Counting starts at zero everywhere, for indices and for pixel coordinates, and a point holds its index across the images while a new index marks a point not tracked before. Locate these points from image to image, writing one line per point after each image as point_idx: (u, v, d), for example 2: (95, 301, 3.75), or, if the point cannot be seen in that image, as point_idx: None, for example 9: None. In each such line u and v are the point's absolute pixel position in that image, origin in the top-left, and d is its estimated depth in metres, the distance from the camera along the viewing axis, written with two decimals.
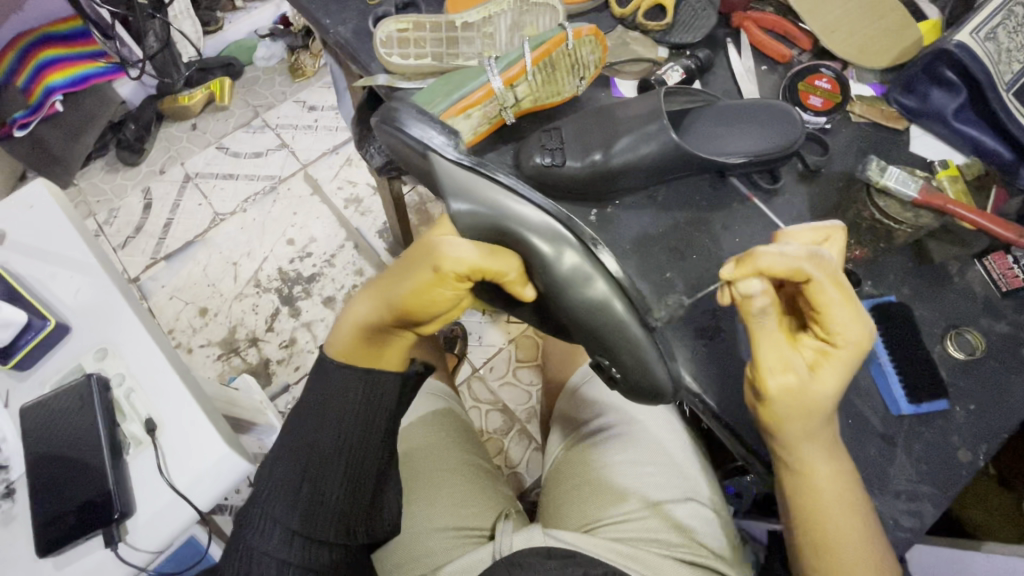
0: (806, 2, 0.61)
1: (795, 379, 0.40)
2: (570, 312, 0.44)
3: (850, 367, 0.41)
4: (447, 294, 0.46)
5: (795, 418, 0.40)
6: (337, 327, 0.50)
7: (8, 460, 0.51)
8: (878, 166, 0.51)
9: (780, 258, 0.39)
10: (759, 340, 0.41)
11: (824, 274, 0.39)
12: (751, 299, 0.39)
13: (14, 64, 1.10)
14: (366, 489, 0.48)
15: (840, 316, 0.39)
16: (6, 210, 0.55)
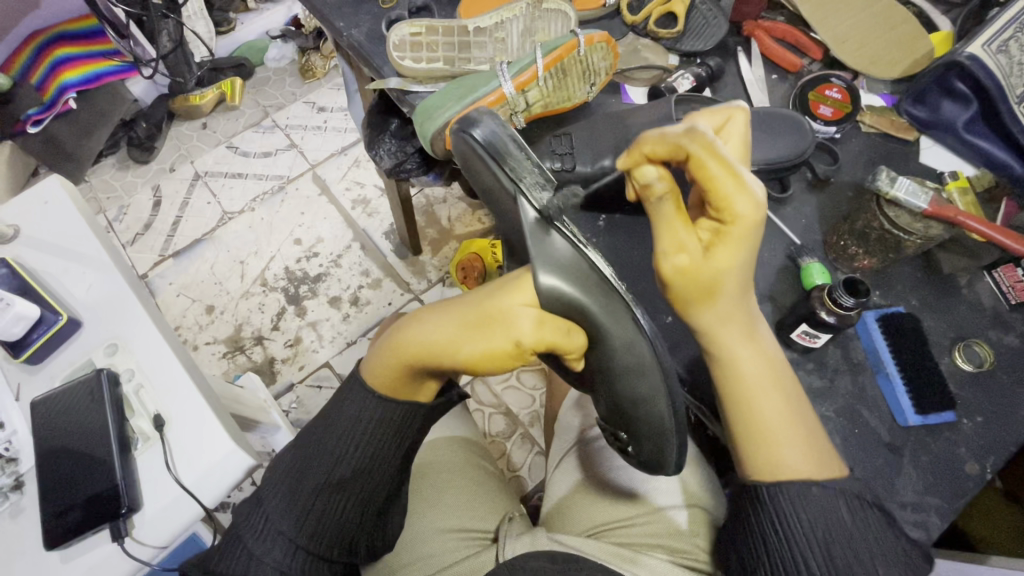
0: (817, 12, 0.62)
1: (687, 259, 0.38)
2: (608, 390, 0.42)
3: (747, 241, 0.38)
4: (512, 364, 0.42)
5: (698, 301, 0.40)
6: (385, 362, 0.44)
7: (18, 453, 0.52)
8: (888, 175, 0.47)
9: (661, 137, 0.35)
10: (656, 228, 0.38)
11: (704, 146, 0.34)
12: (650, 188, 0.36)
13: (29, 62, 1.17)
14: (375, 509, 0.48)
15: (726, 190, 0.35)
16: (22, 205, 0.56)
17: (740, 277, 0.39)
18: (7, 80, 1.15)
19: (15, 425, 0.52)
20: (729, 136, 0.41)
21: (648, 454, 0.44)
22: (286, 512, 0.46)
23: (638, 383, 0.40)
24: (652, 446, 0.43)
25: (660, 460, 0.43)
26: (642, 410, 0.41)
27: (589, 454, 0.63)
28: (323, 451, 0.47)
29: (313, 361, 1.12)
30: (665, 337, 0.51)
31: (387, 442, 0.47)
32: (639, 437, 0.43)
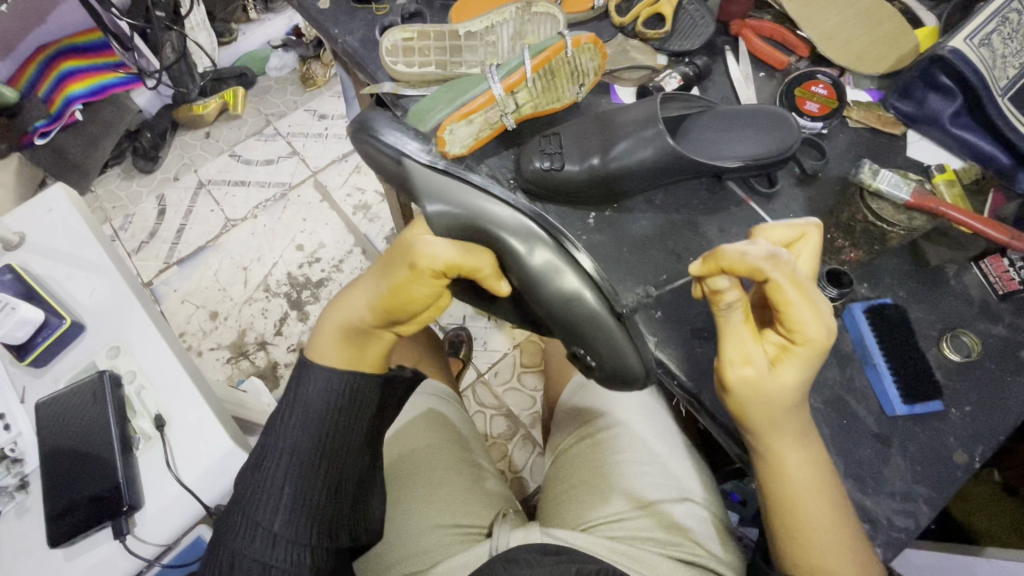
0: (802, 11, 0.62)
1: (753, 373, 0.40)
2: (540, 301, 0.45)
3: (811, 365, 0.40)
4: (429, 290, 0.48)
5: (755, 408, 0.41)
6: (326, 330, 0.51)
7: (23, 454, 0.53)
8: (870, 169, 0.53)
9: (740, 255, 0.38)
10: (725, 333, 0.41)
11: (783, 276, 0.38)
12: (720, 294, 0.39)
13: (34, 77, 1.19)
14: (348, 489, 0.48)
15: (802, 317, 0.39)
16: (27, 212, 0.57)
17: (801, 396, 0.41)
18: (15, 93, 1.16)
19: (20, 427, 0.54)
20: (800, 253, 0.43)
21: (610, 365, 0.46)
22: (268, 506, 0.45)
23: (559, 282, 0.44)
24: (609, 351, 0.45)
25: (626, 368, 0.45)
26: (579, 311, 0.44)
27: (589, 446, 0.63)
28: (288, 440, 0.47)
29: None
30: (655, 332, 0.52)
31: (347, 416, 0.48)
32: (597, 351, 0.46)
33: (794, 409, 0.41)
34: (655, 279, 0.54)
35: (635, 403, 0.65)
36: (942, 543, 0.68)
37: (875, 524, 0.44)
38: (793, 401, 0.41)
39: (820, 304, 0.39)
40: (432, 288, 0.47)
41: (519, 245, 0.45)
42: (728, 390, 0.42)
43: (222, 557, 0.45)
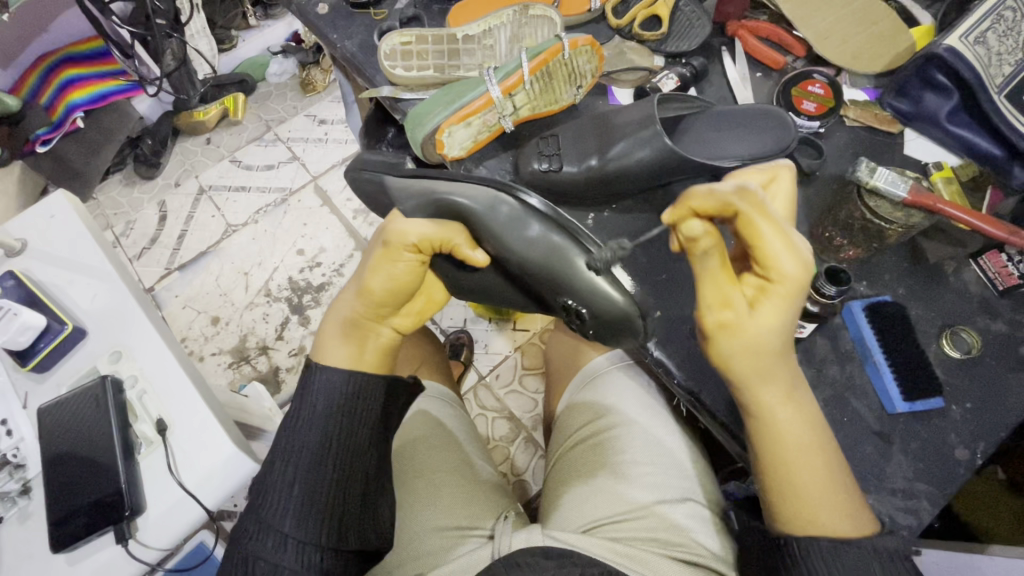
0: (799, 10, 0.63)
1: (732, 318, 0.39)
2: (518, 262, 0.49)
3: (793, 300, 0.38)
4: (410, 270, 0.49)
5: (741, 358, 0.40)
6: (320, 339, 0.51)
7: (25, 459, 0.53)
8: (867, 167, 0.50)
9: (710, 193, 0.36)
10: (702, 281, 0.39)
11: (751, 205, 0.36)
12: (695, 242, 0.37)
13: (37, 84, 1.19)
14: (356, 488, 0.48)
15: (774, 249, 0.36)
16: (29, 219, 0.58)
17: (786, 335, 0.40)
18: (16, 102, 1.16)
19: (22, 433, 0.54)
20: (774, 195, 0.42)
21: (600, 314, 0.48)
22: (280, 508, 0.46)
23: (525, 232, 0.48)
24: (593, 288, 0.47)
25: (613, 305, 0.47)
26: (553, 262, 0.48)
27: (590, 447, 0.63)
28: (298, 444, 0.47)
29: None
30: (655, 331, 0.52)
31: (352, 416, 0.48)
32: (580, 292, 0.48)
33: (780, 350, 0.40)
34: (654, 279, 0.54)
35: (639, 400, 0.64)
36: (945, 541, 0.68)
37: (877, 521, 0.44)
38: (778, 341, 0.39)
39: (791, 235, 0.37)
40: (415, 270, 0.50)
41: (484, 210, 0.49)
42: (711, 341, 0.40)
43: (239, 560, 0.46)
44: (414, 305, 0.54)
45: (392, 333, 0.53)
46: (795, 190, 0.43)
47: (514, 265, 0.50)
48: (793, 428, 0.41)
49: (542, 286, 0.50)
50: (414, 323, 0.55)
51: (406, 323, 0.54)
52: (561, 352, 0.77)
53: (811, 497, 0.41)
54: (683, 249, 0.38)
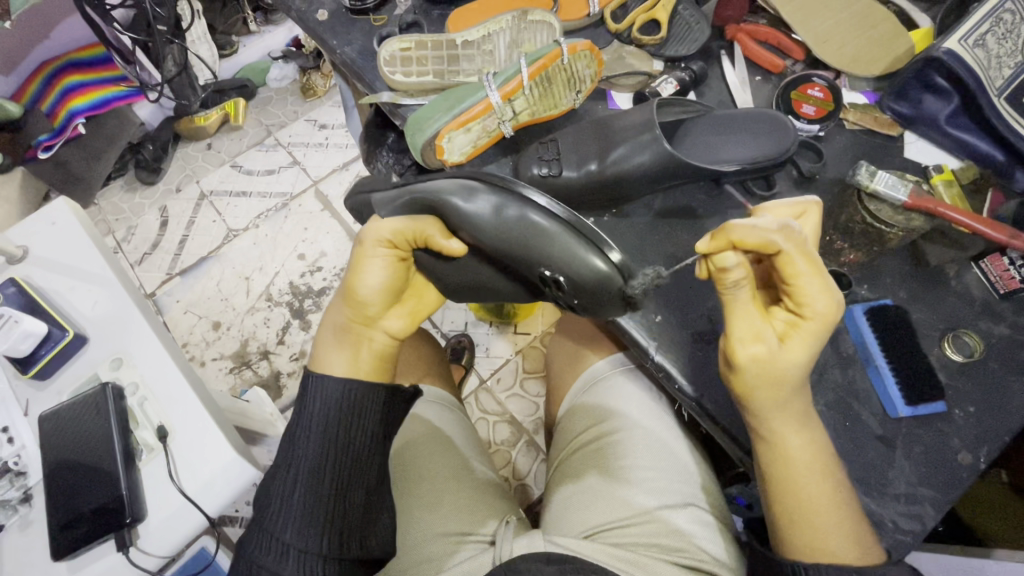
0: (797, 14, 0.63)
1: (764, 350, 0.39)
2: (491, 246, 0.46)
3: (821, 336, 0.40)
4: (386, 268, 0.50)
5: (763, 386, 0.40)
6: (318, 345, 0.52)
7: (26, 467, 0.53)
8: (867, 170, 0.52)
9: (751, 229, 0.37)
10: (733, 312, 0.40)
11: (792, 246, 0.38)
12: (727, 272, 0.37)
13: (39, 91, 1.20)
14: (356, 497, 0.48)
15: (810, 288, 0.38)
16: (31, 227, 0.58)
17: (808, 371, 0.41)
18: (18, 108, 1.17)
19: (23, 440, 0.54)
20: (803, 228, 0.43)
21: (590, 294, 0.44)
22: (280, 516, 0.46)
23: (495, 209, 0.45)
24: (567, 256, 0.43)
25: (589, 273, 0.43)
26: (526, 237, 0.44)
27: (591, 451, 0.63)
28: (300, 454, 0.47)
29: None
30: (656, 336, 0.52)
31: (349, 424, 0.48)
32: (552, 262, 0.44)
33: (801, 383, 0.41)
34: (654, 283, 0.54)
35: (639, 404, 0.64)
36: (948, 545, 0.67)
37: (880, 526, 0.44)
38: (799, 375, 0.40)
39: (826, 275, 0.39)
40: (393, 267, 0.50)
41: (450, 196, 0.47)
42: (737, 369, 0.41)
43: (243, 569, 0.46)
44: (405, 307, 0.54)
45: (388, 338, 0.53)
46: (821, 227, 0.44)
47: (490, 250, 0.46)
48: (792, 431, 0.42)
49: (520, 266, 0.46)
50: (411, 327, 0.54)
51: (401, 327, 0.53)
52: (561, 354, 0.77)
53: (812, 498, 0.41)
54: (716, 281, 0.39)
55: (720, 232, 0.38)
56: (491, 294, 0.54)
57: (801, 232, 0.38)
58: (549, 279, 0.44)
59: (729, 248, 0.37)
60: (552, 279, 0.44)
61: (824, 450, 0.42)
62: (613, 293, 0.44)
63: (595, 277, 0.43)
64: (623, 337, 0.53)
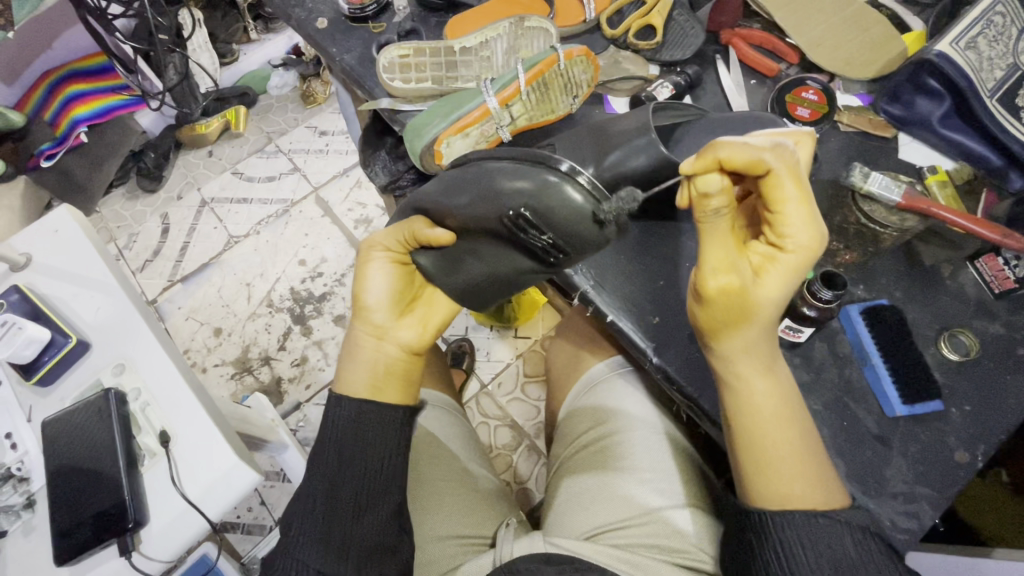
0: (791, 19, 0.63)
1: (736, 281, 0.40)
2: (473, 219, 0.46)
3: (799, 270, 0.40)
4: (386, 272, 0.52)
5: (731, 323, 0.42)
6: (339, 362, 0.53)
7: (29, 473, 0.53)
8: (861, 171, 0.52)
9: (742, 149, 0.35)
10: (709, 240, 0.39)
11: (784, 166, 0.37)
12: (709, 199, 0.36)
13: (43, 99, 1.23)
14: (373, 516, 0.49)
15: (792, 216, 0.38)
16: (34, 235, 0.58)
17: (780, 304, 0.42)
18: (21, 118, 1.20)
19: (26, 446, 0.54)
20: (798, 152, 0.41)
21: (570, 233, 0.42)
22: (303, 539, 0.49)
23: (463, 183, 0.46)
24: (537, 191, 0.42)
25: (556, 203, 0.41)
26: (489, 189, 0.44)
27: (592, 452, 0.63)
28: (322, 479, 0.49)
29: (319, 379, 1.13)
30: (654, 337, 0.52)
31: (364, 444, 0.49)
32: (515, 195, 0.42)
33: (769, 319, 0.42)
34: (650, 285, 0.54)
35: (641, 407, 0.64)
36: (949, 546, 0.68)
37: (879, 525, 0.44)
38: (772, 307, 0.41)
39: (811, 206, 0.39)
40: (396, 269, 0.52)
41: (429, 187, 0.50)
42: (707, 301, 0.41)
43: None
44: (416, 316, 0.54)
45: (401, 352, 0.53)
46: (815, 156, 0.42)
47: (468, 220, 0.46)
48: (767, 430, 0.43)
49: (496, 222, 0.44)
50: (425, 337, 0.53)
51: (413, 337, 0.53)
52: (562, 356, 0.77)
53: (793, 496, 0.42)
54: (696, 207, 0.37)
55: (708, 151, 0.35)
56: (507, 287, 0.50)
57: (792, 154, 0.37)
58: (518, 220, 0.43)
59: (715, 174, 0.35)
60: (530, 228, 0.43)
61: (810, 450, 0.43)
62: (588, 215, 0.41)
63: (558, 201, 0.41)
64: (621, 338, 0.53)
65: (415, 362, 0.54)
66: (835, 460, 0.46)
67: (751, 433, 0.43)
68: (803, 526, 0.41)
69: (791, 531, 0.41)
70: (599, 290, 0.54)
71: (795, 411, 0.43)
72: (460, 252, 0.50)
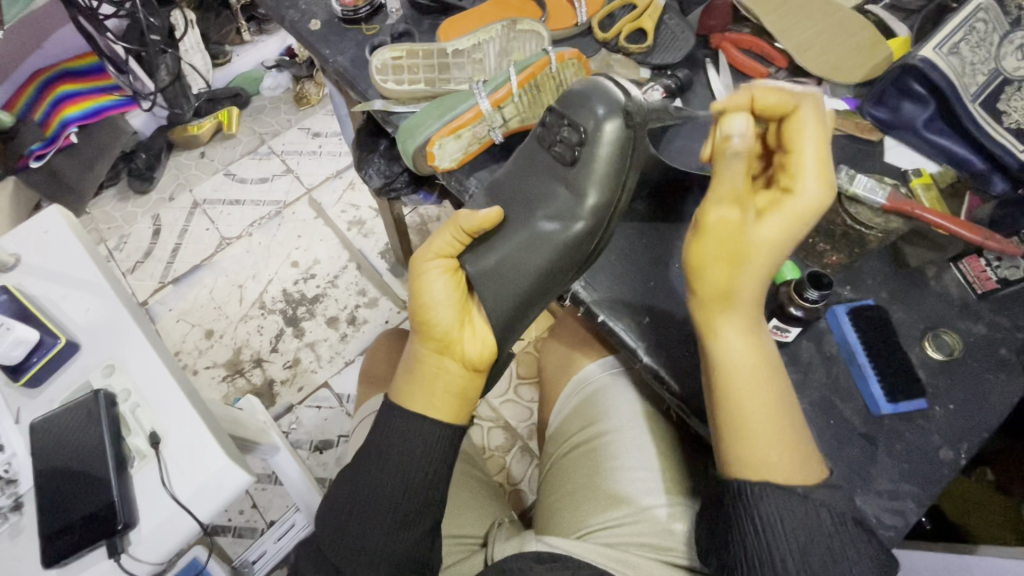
0: (778, 23, 0.64)
1: (737, 215, 0.42)
2: (528, 172, 0.53)
3: (800, 219, 0.41)
4: (443, 283, 0.51)
5: (724, 255, 0.43)
6: (396, 381, 0.53)
7: (17, 475, 0.53)
8: (847, 174, 0.51)
9: (772, 91, 0.42)
10: (721, 178, 0.41)
11: (812, 108, 0.41)
12: (729, 139, 0.39)
13: (33, 98, 1.21)
14: (415, 526, 0.50)
15: (806, 157, 0.41)
16: (24, 234, 0.58)
17: (779, 252, 0.42)
18: (11, 118, 1.18)
19: (14, 448, 0.54)
20: (801, 115, 0.41)
21: (610, 140, 0.50)
22: (342, 543, 0.50)
23: (515, 161, 0.54)
24: (581, 111, 0.51)
25: (594, 122, 0.50)
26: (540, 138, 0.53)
27: (585, 453, 0.64)
28: (358, 486, 0.51)
29: (312, 381, 1.13)
30: (645, 337, 0.53)
31: (401, 455, 0.50)
32: (563, 120, 0.52)
33: (761, 266, 0.42)
34: (642, 286, 0.54)
35: (630, 412, 0.63)
36: (934, 545, 0.69)
37: (866, 522, 0.45)
38: (771, 252, 0.42)
39: (827, 166, 0.41)
40: (453, 279, 0.51)
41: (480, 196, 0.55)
42: (703, 229, 0.43)
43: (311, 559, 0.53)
44: (479, 331, 0.52)
45: (460, 368, 0.51)
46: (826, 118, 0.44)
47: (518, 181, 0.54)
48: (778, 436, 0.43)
49: (544, 143, 0.53)
50: (485, 354, 0.52)
51: (477, 353, 0.51)
52: (554, 359, 0.76)
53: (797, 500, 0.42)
54: (716, 147, 0.40)
55: (743, 92, 0.43)
56: (561, 279, 0.53)
57: (819, 107, 0.42)
58: (555, 117, 0.52)
59: (746, 117, 0.39)
60: (571, 130, 0.51)
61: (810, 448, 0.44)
62: (631, 135, 0.50)
63: (599, 126, 0.50)
64: (612, 338, 0.54)
65: (475, 378, 0.52)
66: (821, 457, 0.47)
67: (738, 422, 0.44)
68: (779, 528, 0.42)
69: (768, 533, 0.42)
70: (591, 291, 0.54)
71: (782, 380, 0.44)
72: (508, 255, 0.52)
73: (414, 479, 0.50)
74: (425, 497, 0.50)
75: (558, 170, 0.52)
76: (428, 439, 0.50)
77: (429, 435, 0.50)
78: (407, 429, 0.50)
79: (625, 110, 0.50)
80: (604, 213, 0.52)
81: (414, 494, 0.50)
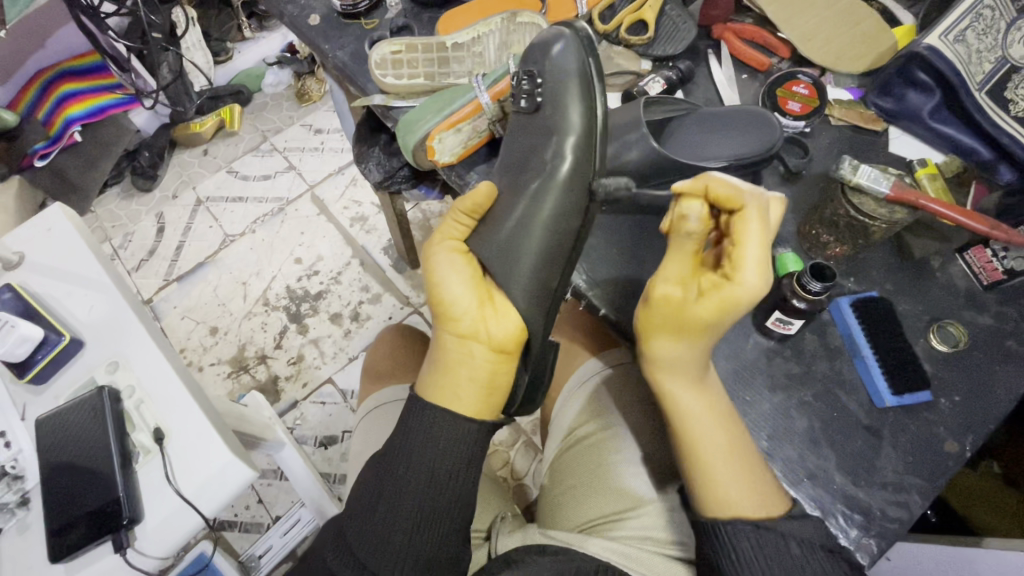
0: (782, 13, 0.64)
1: (677, 294, 0.44)
2: (513, 136, 0.56)
3: (736, 307, 0.41)
4: (456, 266, 0.52)
5: (669, 345, 0.45)
6: (421, 376, 0.54)
7: (24, 471, 0.53)
8: (850, 164, 0.49)
9: (726, 182, 0.41)
10: (671, 251, 0.45)
11: (755, 212, 0.40)
12: (686, 221, 0.42)
13: (36, 99, 1.20)
14: (432, 523, 0.50)
15: (747, 251, 0.40)
16: (29, 232, 0.58)
17: (710, 338, 0.44)
18: (15, 118, 1.16)
19: (21, 444, 0.54)
20: (745, 220, 0.40)
21: (563, 74, 0.53)
22: (363, 539, 0.50)
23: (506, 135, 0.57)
24: (541, 58, 0.54)
25: (550, 62, 0.53)
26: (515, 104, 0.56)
27: (587, 447, 0.63)
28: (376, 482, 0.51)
29: (317, 377, 1.14)
30: None
31: (413, 451, 0.50)
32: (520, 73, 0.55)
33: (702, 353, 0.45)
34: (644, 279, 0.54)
35: (635, 409, 0.63)
36: (941, 537, 0.69)
37: (868, 514, 0.44)
38: (707, 333, 0.44)
39: (767, 255, 0.40)
40: (465, 261, 0.52)
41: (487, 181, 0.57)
42: (649, 304, 0.46)
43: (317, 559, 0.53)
44: (499, 309, 0.52)
45: (486, 349, 0.51)
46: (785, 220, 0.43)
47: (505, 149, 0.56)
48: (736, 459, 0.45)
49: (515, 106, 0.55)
50: (509, 331, 0.51)
51: (502, 334, 0.51)
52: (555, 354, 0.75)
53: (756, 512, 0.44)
54: (674, 224, 0.43)
55: (701, 179, 0.42)
56: (570, 233, 0.52)
57: (768, 205, 0.41)
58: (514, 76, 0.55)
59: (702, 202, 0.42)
60: (531, 79, 0.54)
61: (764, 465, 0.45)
62: (585, 62, 0.53)
63: (553, 60, 0.53)
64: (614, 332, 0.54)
65: (501, 363, 0.51)
66: (824, 450, 0.46)
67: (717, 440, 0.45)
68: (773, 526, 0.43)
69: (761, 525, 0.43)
70: (591, 284, 0.54)
71: (733, 427, 0.45)
72: (514, 232, 0.52)
73: (420, 477, 0.49)
74: (436, 492, 0.50)
75: (532, 120, 0.54)
76: (437, 435, 0.50)
77: (441, 432, 0.50)
78: (424, 424, 0.50)
79: (573, 40, 0.54)
80: (583, 162, 0.52)
81: (432, 491, 0.50)
